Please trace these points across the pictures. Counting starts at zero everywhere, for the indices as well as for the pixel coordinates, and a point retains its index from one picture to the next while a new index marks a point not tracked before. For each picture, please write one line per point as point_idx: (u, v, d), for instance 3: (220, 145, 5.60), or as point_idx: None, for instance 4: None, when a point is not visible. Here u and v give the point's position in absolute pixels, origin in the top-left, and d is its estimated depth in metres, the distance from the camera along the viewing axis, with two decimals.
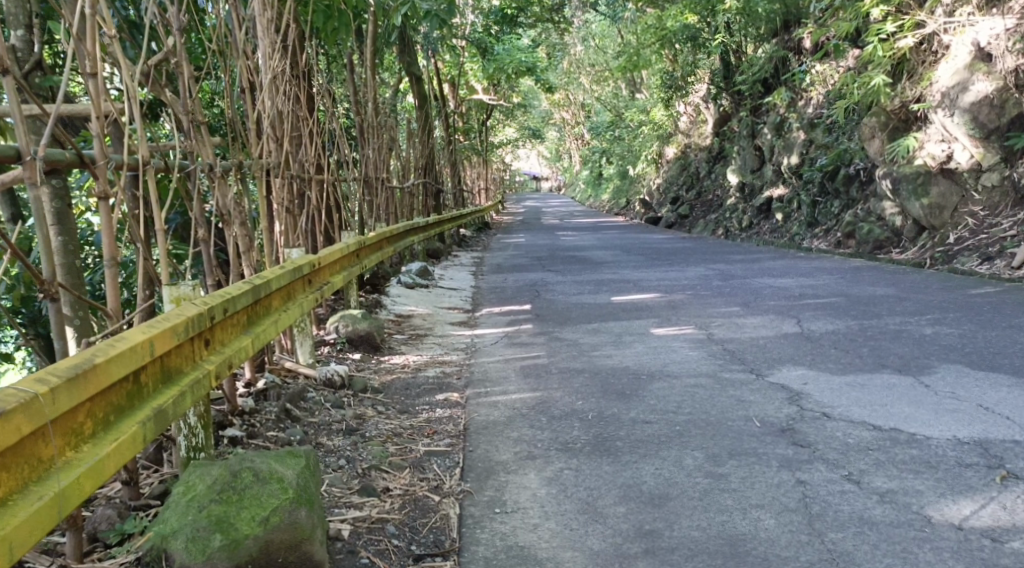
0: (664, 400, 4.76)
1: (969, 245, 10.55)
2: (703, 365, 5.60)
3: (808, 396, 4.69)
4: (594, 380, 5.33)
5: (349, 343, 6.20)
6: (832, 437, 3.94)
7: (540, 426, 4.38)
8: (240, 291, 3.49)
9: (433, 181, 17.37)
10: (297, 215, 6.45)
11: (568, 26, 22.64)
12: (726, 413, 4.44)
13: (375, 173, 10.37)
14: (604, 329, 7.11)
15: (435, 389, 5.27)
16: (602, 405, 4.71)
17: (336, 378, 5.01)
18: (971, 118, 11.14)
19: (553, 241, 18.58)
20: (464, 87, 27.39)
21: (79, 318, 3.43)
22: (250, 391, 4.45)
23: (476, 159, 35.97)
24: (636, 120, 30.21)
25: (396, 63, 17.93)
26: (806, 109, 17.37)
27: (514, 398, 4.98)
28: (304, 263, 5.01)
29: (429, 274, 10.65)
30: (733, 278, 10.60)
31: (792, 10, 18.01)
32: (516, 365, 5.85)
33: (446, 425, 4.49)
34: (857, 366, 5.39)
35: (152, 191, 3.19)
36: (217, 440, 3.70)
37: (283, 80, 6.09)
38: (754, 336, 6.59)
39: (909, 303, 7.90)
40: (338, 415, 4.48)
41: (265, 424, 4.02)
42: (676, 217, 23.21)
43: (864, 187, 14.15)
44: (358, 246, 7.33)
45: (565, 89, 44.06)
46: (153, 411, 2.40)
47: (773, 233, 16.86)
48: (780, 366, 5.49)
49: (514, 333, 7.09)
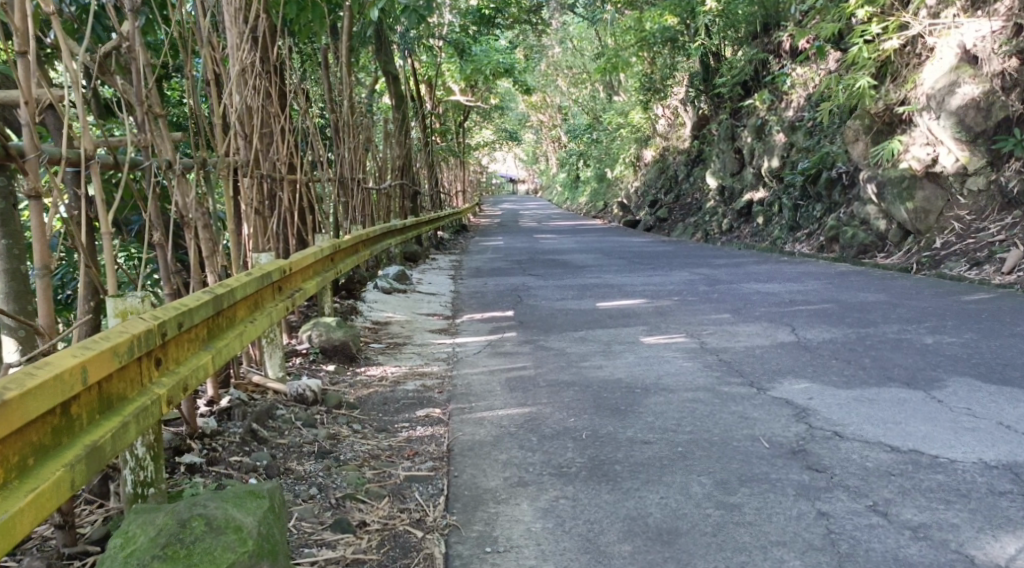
0: (662, 417, 4.43)
1: (957, 250, 10.32)
2: (699, 377, 5.28)
3: (816, 412, 4.39)
4: (585, 393, 4.99)
5: (322, 354, 5.83)
6: (848, 460, 3.63)
7: (530, 447, 4.04)
8: (199, 302, 3.10)
9: (410, 183, 17.00)
10: (267, 218, 6.08)
11: (545, 28, 22.35)
12: (730, 432, 4.12)
13: (351, 174, 9.99)
14: (591, 337, 6.77)
15: (415, 404, 4.91)
16: (596, 422, 4.38)
17: (308, 393, 4.64)
18: (956, 121, 10.88)
19: (531, 244, 18.26)
20: (441, 89, 26.98)
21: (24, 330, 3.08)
22: (213, 409, 4.07)
23: (453, 162, 35.56)
24: (614, 122, 29.95)
25: (372, 62, 17.51)
26: (786, 111, 17.18)
27: (500, 414, 4.62)
28: (274, 269, 4.61)
29: (406, 279, 10.26)
30: (719, 283, 10.32)
31: (771, 13, 17.82)
32: (501, 377, 5.50)
33: (428, 446, 4.15)
34: (862, 379, 5.09)
35: (96, 188, 2.84)
36: (173, 468, 3.33)
37: (252, 74, 5.74)
38: (748, 345, 6.29)
39: (903, 310, 7.63)
40: (311, 436, 4.12)
41: (228, 447, 3.65)
42: (654, 220, 22.96)
43: (847, 191, 13.92)
44: (333, 250, 6.97)
45: (542, 92, 43.75)
46: (86, 449, 2.05)
47: (753, 236, 16.63)
48: (781, 378, 5.18)
49: (497, 342, 6.74)
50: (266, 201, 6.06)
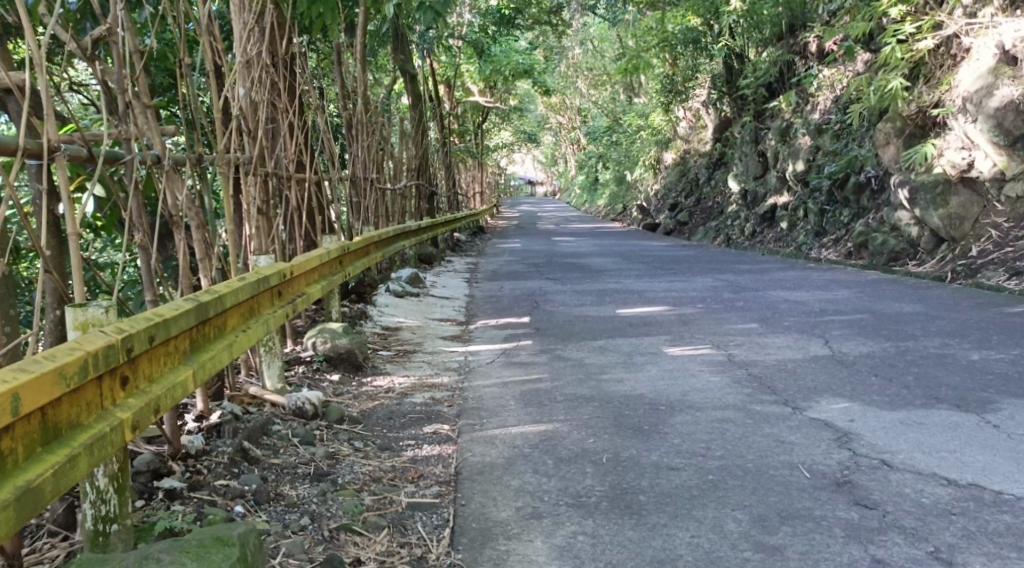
0: (690, 439, 4.06)
1: (995, 259, 9.89)
2: (728, 394, 4.90)
3: (859, 437, 4.02)
4: (605, 410, 4.62)
5: (326, 362, 5.50)
6: (901, 495, 3.28)
7: (546, 472, 3.68)
8: (178, 311, 2.76)
9: (426, 183, 16.68)
10: (274, 219, 5.75)
11: (566, 29, 21.99)
12: (766, 458, 3.75)
13: (365, 174, 9.66)
14: (612, 347, 6.41)
15: (422, 419, 4.57)
16: (617, 443, 4.02)
17: (307, 407, 4.31)
18: (995, 124, 10.42)
19: (550, 247, 17.90)
20: (459, 89, 26.64)
21: (9, 326, 2.83)
22: (201, 425, 3.75)
23: (471, 164, 35.22)
24: (634, 124, 29.54)
25: (389, 60, 17.19)
26: (812, 114, 16.73)
27: (514, 433, 4.27)
28: (273, 272, 4.27)
29: (420, 282, 9.93)
30: (744, 290, 9.93)
31: (798, 14, 17.36)
32: (516, 390, 5.16)
33: (435, 468, 3.81)
34: (906, 399, 4.71)
35: (60, 182, 2.51)
36: (150, 493, 3.01)
37: (257, 65, 5.39)
38: (780, 359, 5.91)
39: (943, 323, 7.23)
40: (307, 455, 3.79)
41: (214, 469, 3.32)
42: (674, 224, 22.54)
43: (875, 196, 13.49)
44: (341, 252, 6.63)
45: (562, 94, 43.30)
46: (16, 493, 1.74)
47: (777, 241, 16.20)
48: (818, 396, 4.82)
49: (512, 351, 6.39)
50: (271, 201, 5.73)
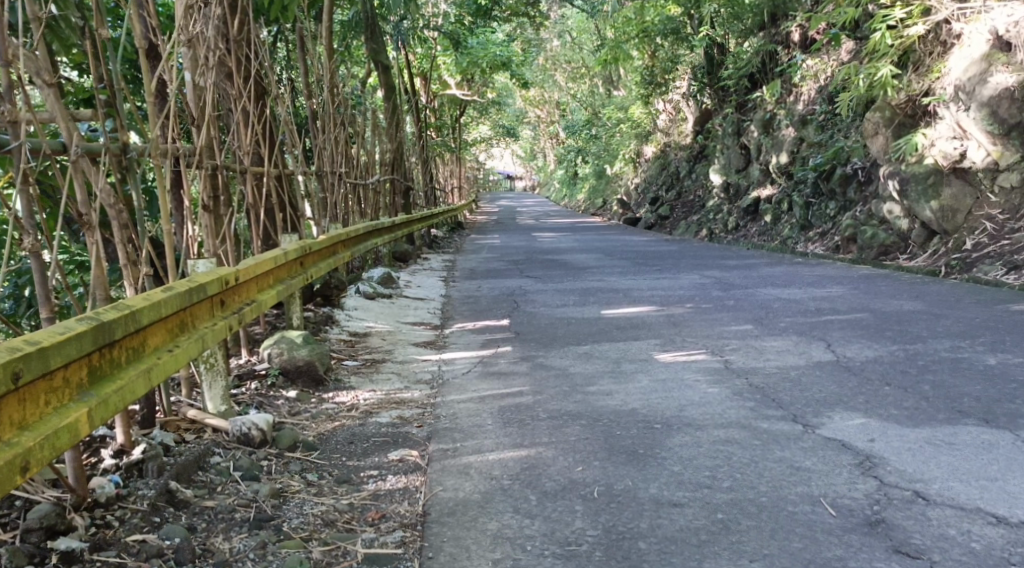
0: (692, 466, 3.55)
1: (991, 253, 9.47)
2: (729, 409, 4.38)
3: (884, 461, 3.52)
4: (594, 430, 4.10)
5: (283, 377, 4.93)
6: (946, 538, 2.82)
7: (528, 511, 3.16)
8: (62, 336, 2.22)
9: (401, 178, 16.08)
10: (223, 217, 5.14)
11: (543, 21, 21.38)
12: (783, 490, 3.25)
13: (333, 169, 9.06)
14: (598, 354, 5.89)
15: (388, 444, 4.02)
16: (610, 473, 3.50)
17: (254, 433, 3.76)
18: (989, 112, 9.96)
19: (530, 242, 17.36)
20: (436, 82, 26.03)
21: None
22: (120, 462, 3.21)
23: (449, 158, 34.53)
24: (614, 117, 29.02)
25: (362, 50, 16.51)
26: (795, 105, 16.28)
27: (491, 460, 3.73)
28: (211, 279, 3.70)
29: (392, 282, 9.35)
30: (734, 287, 9.43)
31: (779, 3, 16.90)
32: (494, 406, 4.62)
33: (399, 505, 3.28)
34: (927, 413, 4.22)
35: None
36: (42, 558, 2.53)
37: (202, 46, 4.79)
38: (780, 365, 5.43)
39: (949, 322, 6.76)
40: (249, 493, 3.25)
41: (129, 520, 2.82)
42: (655, 219, 22.09)
43: (863, 189, 13.04)
44: (302, 252, 6.02)
45: (542, 88, 42.65)
46: None
47: (761, 236, 15.75)
48: (831, 410, 4.32)
49: (490, 359, 5.86)
50: (221, 197, 5.12)
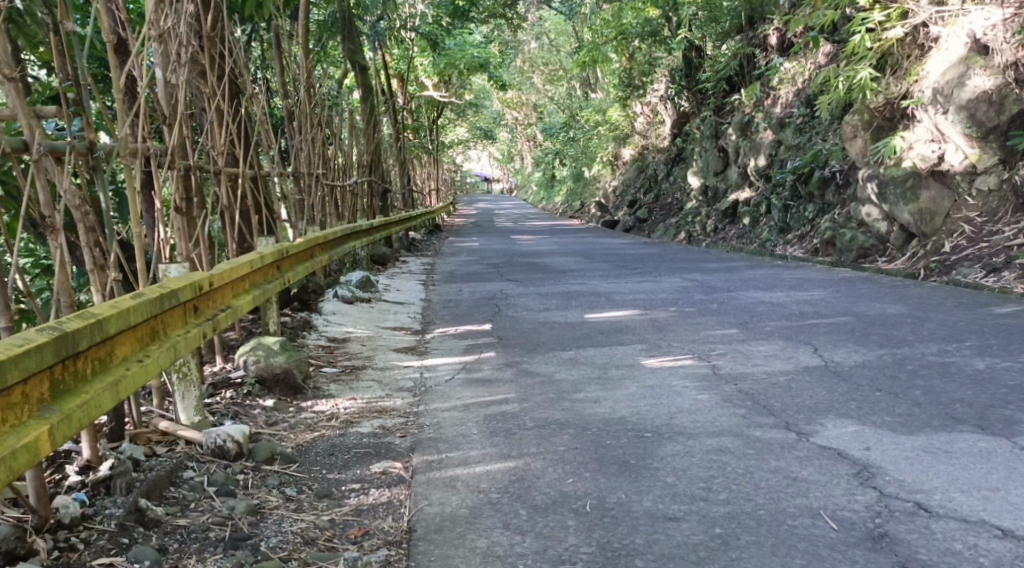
0: (686, 478, 3.43)
1: (970, 255, 9.40)
2: (721, 416, 4.27)
3: (882, 471, 3.42)
4: (583, 439, 3.97)
5: (260, 385, 4.76)
6: (953, 553, 2.73)
7: (518, 527, 3.03)
8: (19, 351, 2.09)
9: (379, 179, 15.92)
10: (196, 220, 4.95)
11: (521, 22, 21.25)
12: (781, 503, 3.14)
13: (310, 171, 8.87)
14: (583, 359, 5.77)
15: (370, 456, 3.87)
16: (602, 485, 3.37)
17: (229, 445, 3.59)
18: (967, 115, 9.93)
19: (509, 245, 17.23)
20: (414, 83, 25.83)
21: None
22: (86, 479, 3.06)
23: (426, 160, 34.28)
24: (592, 119, 28.94)
25: (339, 51, 16.30)
26: (773, 108, 16.27)
27: (478, 472, 3.59)
28: (184, 285, 3.54)
29: (370, 285, 9.17)
30: (716, 291, 9.35)
31: (756, 6, 16.89)
32: (478, 414, 4.48)
33: (383, 521, 3.14)
34: (922, 419, 4.13)
35: None
36: None
37: (175, 43, 4.60)
38: (769, 370, 5.33)
39: (934, 326, 6.70)
40: (224, 510, 3.10)
41: (94, 544, 2.70)
42: (633, 221, 22.01)
43: (841, 191, 13.02)
44: (278, 256, 5.85)
45: (519, 90, 42.53)
46: None
47: (740, 238, 15.71)
48: (824, 417, 4.22)
49: (472, 365, 5.72)
50: (194, 198, 4.93)
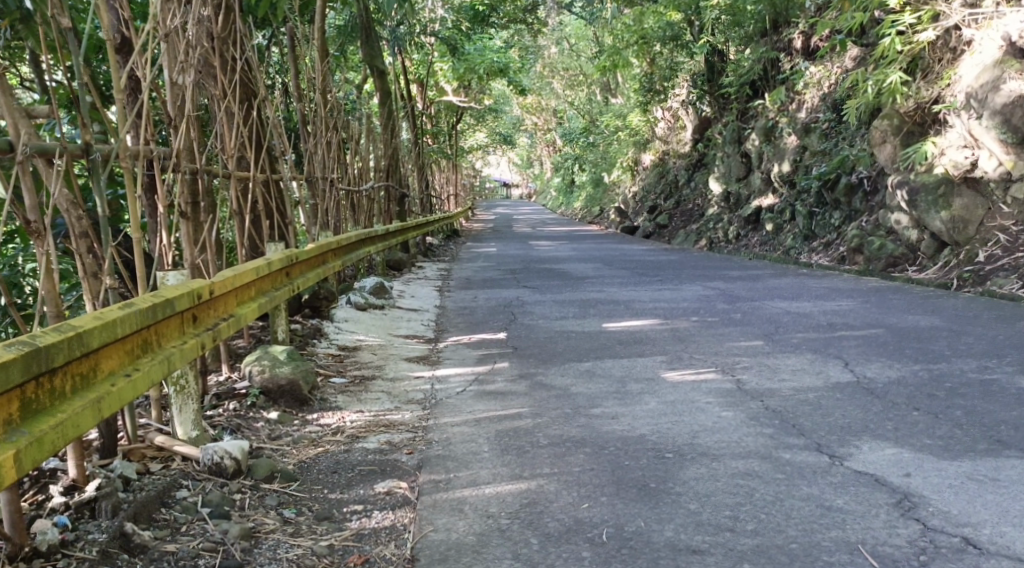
0: (711, 504, 3.20)
1: (1005, 265, 9.09)
2: (747, 436, 4.03)
3: (925, 502, 3.17)
4: (600, 460, 3.74)
5: (265, 397, 4.56)
6: None
7: (529, 558, 2.82)
8: None
9: (397, 184, 15.73)
10: (204, 223, 4.74)
11: (541, 27, 21.07)
12: (815, 535, 2.91)
13: (325, 174, 8.68)
14: (601, 372, 5.53)
15: (375, 474, 3.66)
16: (620, 511, 3.15)
17: (227, 463, 3.40)
18: (1002, 120, 9.52)
19: (527, 251, 17.02)
20: (433, 89, 25.70)
21: None
22: (71, 500, 2.89)
23: (444, 164, 34.10)
24: (612, 125, 28.70)
25: (357, 55, 16.16)
26: (798, 113, 15.99)
27: (488, 494, 3.38)
28: (180, 293, 3.33)
29: (384, 291, 8.97)
30: (739, 300, 9.08)
31: (781, 10, 16.64)
32: (491, 429, 4.27)
33: (384, 548, 2.93)
34: (964, 443, 3.88)
35: None
36: None
37: (183, 41, 4.37)
38: (798, 386, 5.08)
39: (970, 339, 6.42)
40: (216, 534, 2.91)
41: None
42: (654, 228, 21.74)
43: (868, 198, 12.71)
44: (288, 261, 5.65)
45: (539, 96, 42.32)
46: None
47: (763, 245, 15.40)
48: (858, 438, 3.97)
49: (486, 377, 5.50)
50: (202, 202, 4.73)
